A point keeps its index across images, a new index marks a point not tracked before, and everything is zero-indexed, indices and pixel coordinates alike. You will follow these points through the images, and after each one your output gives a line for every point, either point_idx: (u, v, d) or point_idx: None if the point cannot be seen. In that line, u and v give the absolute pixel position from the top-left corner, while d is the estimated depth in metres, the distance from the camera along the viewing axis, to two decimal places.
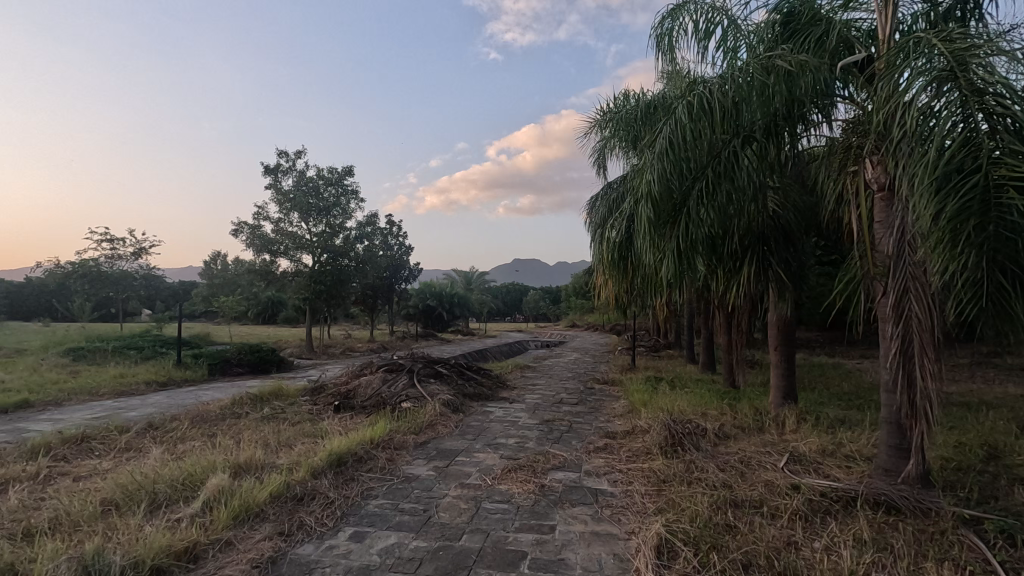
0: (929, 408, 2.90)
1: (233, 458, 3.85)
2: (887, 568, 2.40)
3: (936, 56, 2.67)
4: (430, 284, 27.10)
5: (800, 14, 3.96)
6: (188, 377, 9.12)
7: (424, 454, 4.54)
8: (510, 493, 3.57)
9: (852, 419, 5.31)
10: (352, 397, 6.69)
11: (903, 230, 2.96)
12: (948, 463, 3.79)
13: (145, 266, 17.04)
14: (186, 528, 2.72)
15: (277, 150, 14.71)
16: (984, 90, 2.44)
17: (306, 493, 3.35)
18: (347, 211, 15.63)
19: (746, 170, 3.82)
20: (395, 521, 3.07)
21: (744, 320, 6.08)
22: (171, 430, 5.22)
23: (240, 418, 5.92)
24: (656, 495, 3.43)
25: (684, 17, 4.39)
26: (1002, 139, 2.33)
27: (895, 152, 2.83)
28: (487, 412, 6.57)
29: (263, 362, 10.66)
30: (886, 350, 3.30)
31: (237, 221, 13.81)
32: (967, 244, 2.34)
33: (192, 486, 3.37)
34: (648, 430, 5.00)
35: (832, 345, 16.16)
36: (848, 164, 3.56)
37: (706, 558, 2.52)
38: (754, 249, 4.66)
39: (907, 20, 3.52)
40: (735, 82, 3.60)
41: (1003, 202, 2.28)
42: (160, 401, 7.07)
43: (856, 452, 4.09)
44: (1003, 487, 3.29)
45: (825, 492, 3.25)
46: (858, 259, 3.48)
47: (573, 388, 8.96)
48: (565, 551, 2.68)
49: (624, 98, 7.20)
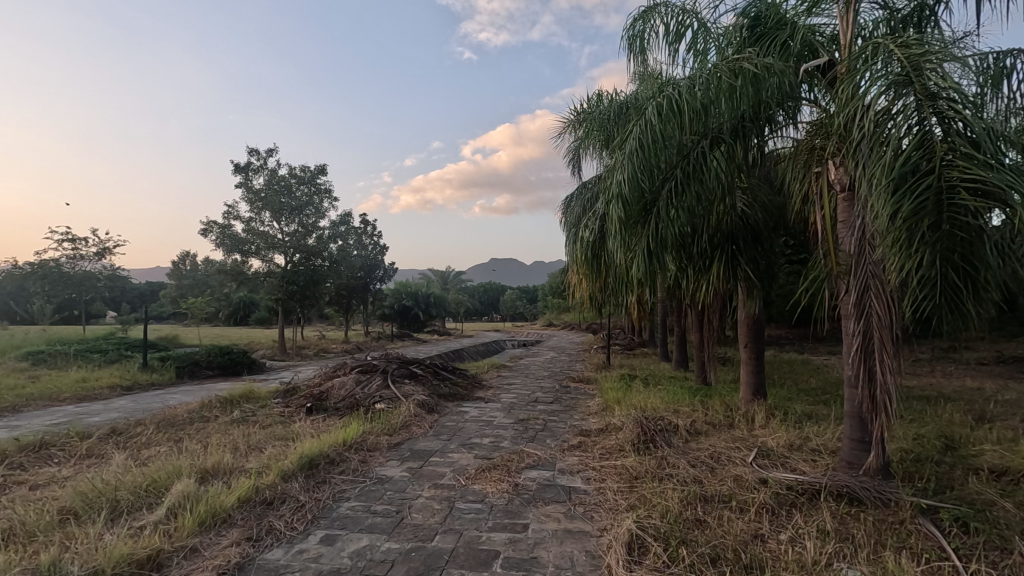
0: (889, 403, 3.01)
1: (200, 463, 3.76)
2: (848, 558, 2.48)
3: (894, 61, 2.75)
4: (406, 284, 26.92)
5: (766, 18, 4.05)
6: (154, 381, 8.90)
7: (399, 455, 4.52)
8: (484, 492, 3.57)
9: (819, 414, 5.45)
10: (325, 398, 6.59)
11: (864, 229, 3.05)
12: (908, 454, 3.92)
13: (109, 266, 16.51)
14: (148, 535, 2.66)
15: (248, 148, 14.49)
16: (938, 94, 2.53)
17: (275, 497, 3.30)
18: (320, 210, 15.39)
19: (714, 172, 3.91)
20: (368, 523, 3.05)
21: (715, 318, 6.20)
22: (136, 436, 5.07)
23: (209, 422, 5.79)
24: (628, 491, 3.47)
25: (655, 19, 4.45)
26: (955, 142, 2.42)
27: (855, 153, 2.92)
28: (462, 412, 6.57)
29: (234, 364, 10.46)
30: (848, 346, 3.41)
31: (205, 222, 13.53)
32: (922, 243, 2.41)
33: (156, 492, 3.29)
34: (621, 428, 5.06)
35: (801, 343, 16.60)
36: (812, 165, 3.67)
37: (674, 553, 2.56)
38: (723, 249, 4.77)
39: (868, 26, 3.64)
40: (704, 83, 3.65)
41: (955, 202, 2.36)
42: (124, 406, 6.87)
43: (822, 445, 4.20)
44: (959, 478, 3.42)
45: (791, 486, 3.33)
46: (823, 257, 3.59)
47: (549, 387, 8.99)
48: (538, 550, 2.70)
49: (598, 98, 7.24)
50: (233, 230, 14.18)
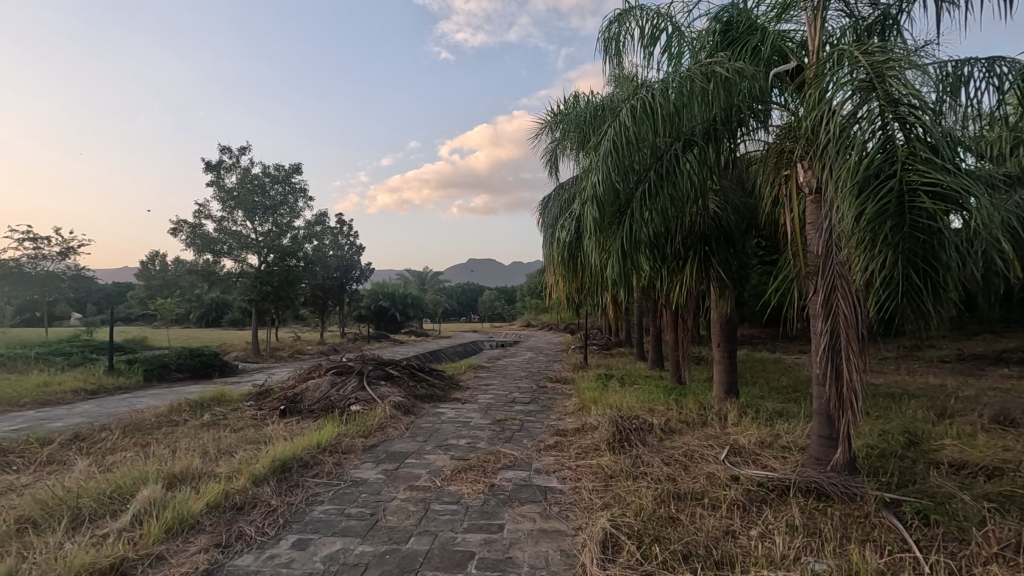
0: (855, 399, 3.10)
1: (167, 468, 3.66)
2: (815, 552, 2.54)
3: (859, 67, 2.82)
4: (383, 284, 26.75)
5: (738, 23, 4.13)
6: (121, 385, 8.66)
7: (374, 457, 4.48)
8: (460, 493, 3.57)
9: (790, 412, 5.58)
10: (299, 401, 6.48)
11: (831, 231, 3.14)
12: (873, 450, 4.03)
13: (73, 267, 15.98)
14: (111, 544, 2.58)
15: (220, 146, 14.22)
16: (899, 100, 2.61)
17: (246, 502, 3.24)
18: (295, 210, 15.17)
19: (687, 174, 3.97)
20: (342, 527, 3.00)
21: (689, 317, 6.28)
22: (100, 441, 4.92)
23: (177, 426, 5.64)
24: (604, 491, 3.49)
25: (630, 23, 4.49)
26: (916, 148, 2.49)
27: (822, 157, 3.01)
28: (438, 413, 6.55)
29: (205, 366, 10.26)
30: (816, 346, 3.50)
31: (174, 220, 13.22)
32: (884, 245, 2.47)
33: (121, 499, 3.20)
34: (597, 427, 5.10)
35: (773, 341, 16.98)
36: (781, 168, 3.76)
37: (648, 550, 2.59)
38: (695, 250, 4.86)
39: (835, 33, 3.73)
40: (676, 87, 3.70)
41: (916, 206, 2.44)
42: (89, 411, 6.67)
43: (792, 442, 4.30)
44: (921, 472, 3.54)
45: (762, 482, 3.40)
46: (792, 258, 3.68)
47: (526, 387, 9.00)
48: (513, 550, 2.70)
49: (574, 99, 7.28)
50: (204, 230, 13.87)
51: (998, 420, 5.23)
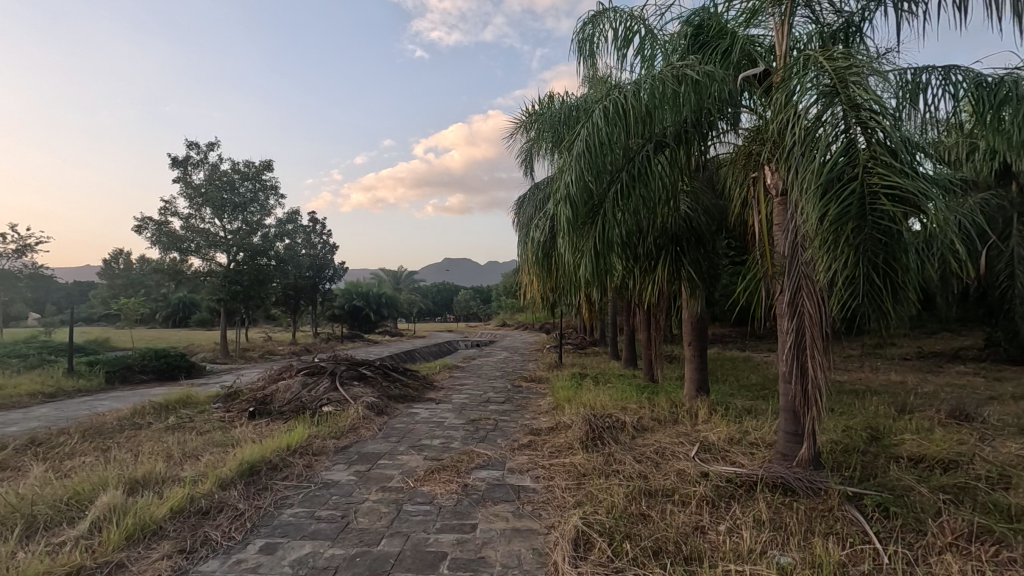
0: (819, 396, 3.19)
1: (129, 473, 3.55)
2: (781, 545, 2.60)
3: (824, 72, 2.89)
4: (357, 284, 26.38)
5: (709, 27, 4.23)
6: (81, 388, 8.36)
7: (345, 459, 4.42)
8: (432, 493, 3.55)
9: (758, 409, 5.70)
10: (269, 402, 6.36)
11: (796, 232, 3.22)
12: (837, 445, 4.15)
13: (31, 266, 15.33)
14: (67, 552, 2.49)
15: (187, 141, 13.87)
16: (861, 105, 2.69)
17: (212, 506, 3.16)
18: (266, 208, 14.86)
19: (659, 174, 4.02)
20: (311, 530, 2.96)
21: (661, 317, 6.36)
22: (58, 446, 4.74)
23: (140, 429, 5.48)
24: (576, 489, 3.51)
25: (604, 24, 4.53)
26: (877, 151, 2.57)
27: (788, 159, 3.07)
28: (412, 413, 6.51)
29: (171, 368, 9.96)
30: (781, 344, 3.58)
31: (139, 216, 12.83)
32: (847, 245, 2.54)
33: (79, 506, 3.09)
34: (571, 426, 5.13)
35: (743, 340, 17.34)
36: (750, 170, 3.84)
37: (619, 548, 2.62)
38: (667, 250, 4.93)
39: (802, 38, 3.81)
40: (649, 88, 3.73)
41: (877, 208, 2.51)
42: (47, 414, 6.42)
43: (760, 439, 4.40)
44: (882, 465, 3.66)
45: (731, 478, 3.46)
46: (759, 258, 3.77)
47: (501, 387, 8.98)
48: (486, 549, 2.69)
49: (549, 99, 7.32)
50: (170, 227, 13.48)
51: (954, 414, 5.45)
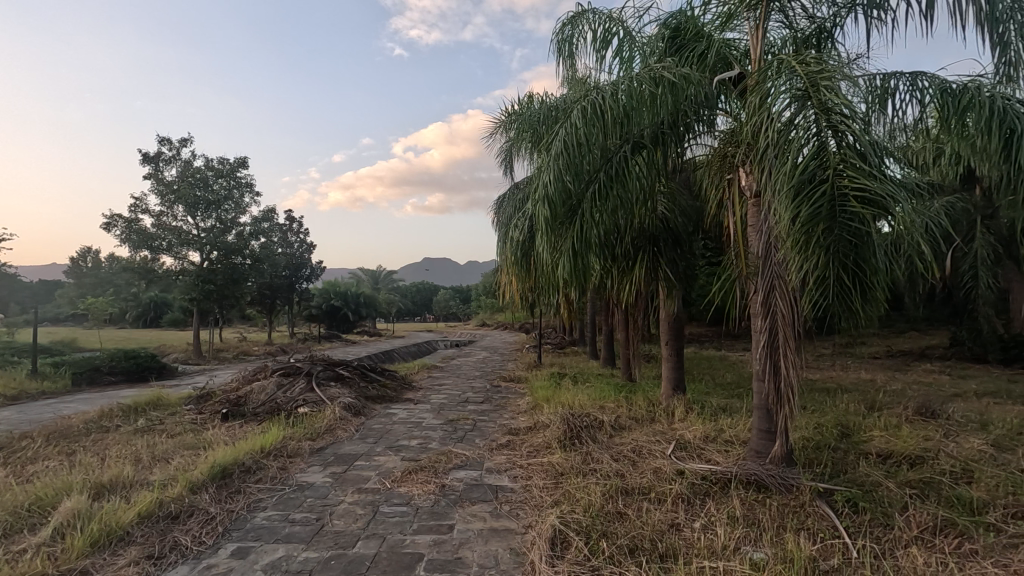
0: (792, 394, 3.25)
1: (95, 477, 3.45)
2: (753, 541, 2.64)
3: (797, 76, 2.95)
4: (335, 284, 26.07)
5: (685, 29, 4.28)
6: (46, 390, 8.11)
7: (322, 460, 4.36)
8: (410, 494, 3.53)
9: (732, 407, 5.77)
10: (243, 403, 6.24)
11: (769, 234, 3.27)
12: (809, 442, 4.24)
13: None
14: (28, 560, 2.41)
15: (158, 137, 13.55)
16: (832, 109, 2.75)
17: (182, 510, 3.09)
18: (241, 206, 14.58)
19: (636, 175, 4.05)
20: (285, 533, 2.90)
21: (639, 317, 6.41)
22: (20, 450, 4.58)
23: (108, 432, 5.33)
24: (554, 488, 3.53)
25: (584, 25, 4.55)
26: (847, 154, 2.63)
27: (761, 161, 3.13)
28: (389, 413, 6.45)
29: (141, 369, 9.71)
30: (756, 343, 3.63)
31: (107, 214, 12.49)
32: (818, 246, 2.59)
33: (41, 512, 2.98)
34: (549, 425, 5.14)
35: (720, 339, 17.58)
36: (725, 172, 3.91)
37: (595, 545, 2.63)
38: (644, 249, 4.98)
39: (776, 43, 3.87)
40: (626, 90, 3.76)
41: (847, 210, 2.57)
42: (9, 418, 6.20)
43: (734, 437, 4.46)
44: (852, 462, 3.74)
45: (706, 476, 3.51)
46: (734, 260, 3.83)
47: (480, 387, 8.96)
48: (463, 550, 2.68)
49: (529, 100, 7.32)
50: (140, 225, 13.14)
51: (921, 411, 5.60)
